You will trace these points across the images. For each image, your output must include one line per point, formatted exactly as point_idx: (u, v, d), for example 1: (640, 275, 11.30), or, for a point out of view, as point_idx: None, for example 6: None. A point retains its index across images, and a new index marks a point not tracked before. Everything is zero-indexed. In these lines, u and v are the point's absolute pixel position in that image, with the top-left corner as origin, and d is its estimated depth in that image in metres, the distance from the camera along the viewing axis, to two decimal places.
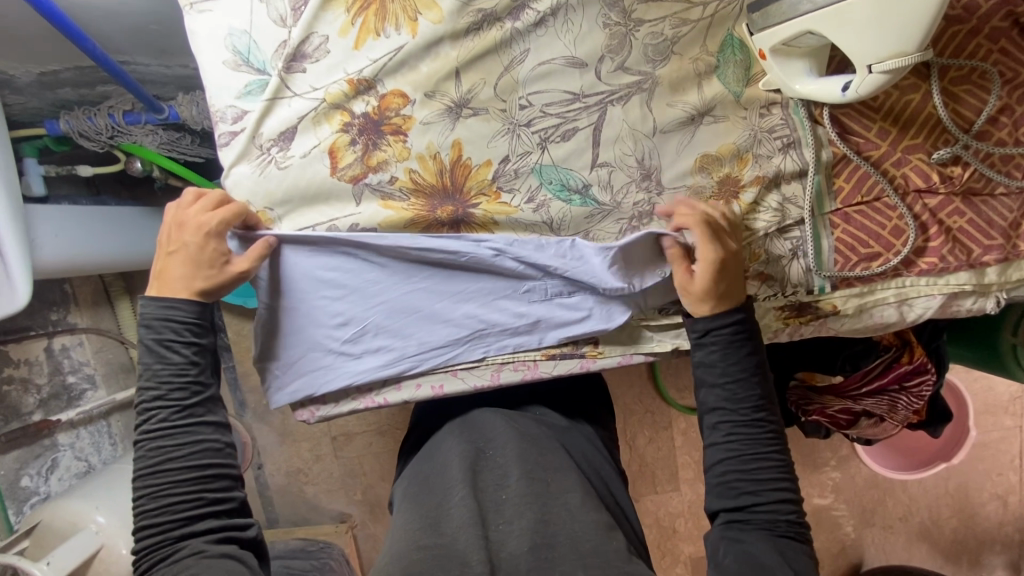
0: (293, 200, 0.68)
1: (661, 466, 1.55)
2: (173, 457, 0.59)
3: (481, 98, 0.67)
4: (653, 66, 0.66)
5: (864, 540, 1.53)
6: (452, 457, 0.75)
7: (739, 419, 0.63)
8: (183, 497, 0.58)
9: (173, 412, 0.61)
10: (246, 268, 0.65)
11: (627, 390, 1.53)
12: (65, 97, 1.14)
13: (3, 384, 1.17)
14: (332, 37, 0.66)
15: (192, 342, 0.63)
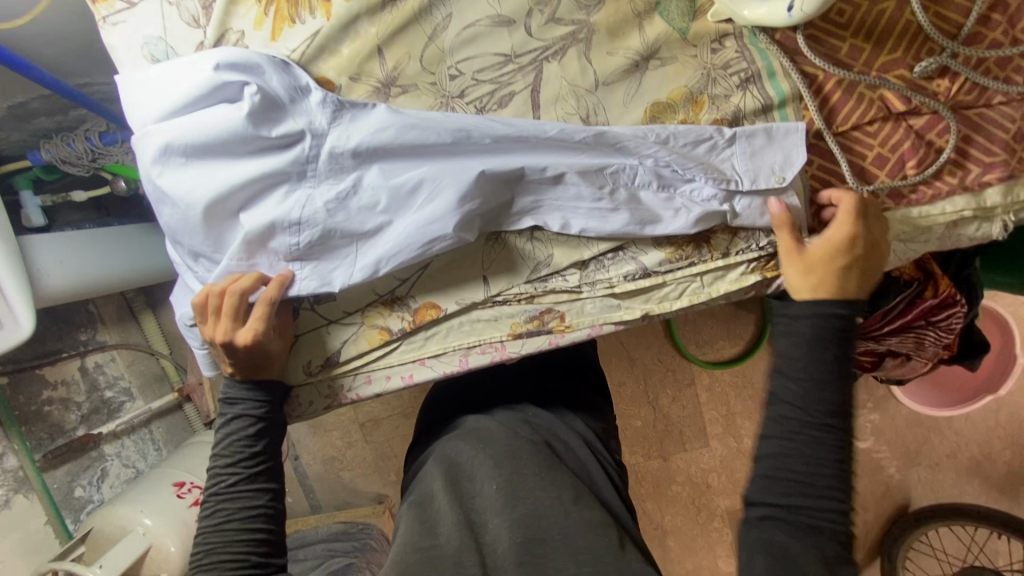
0: (206, 174, 0.63)
1: (686, 424, 1.51)
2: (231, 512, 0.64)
3: (408, 75, 0.63)
4: (587, 12, 0.61)
5: (910, 480, 1.45)
6: (451, 451, 0.78)
7: (809, 418, 0.53)
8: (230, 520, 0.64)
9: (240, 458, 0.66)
10: (250, 336, 0.63)
11: (645, 351, 1.50)
12: (43, 127, 1.18)
13: (44, 406, 1.32)
14: (248, 31, 0.63)
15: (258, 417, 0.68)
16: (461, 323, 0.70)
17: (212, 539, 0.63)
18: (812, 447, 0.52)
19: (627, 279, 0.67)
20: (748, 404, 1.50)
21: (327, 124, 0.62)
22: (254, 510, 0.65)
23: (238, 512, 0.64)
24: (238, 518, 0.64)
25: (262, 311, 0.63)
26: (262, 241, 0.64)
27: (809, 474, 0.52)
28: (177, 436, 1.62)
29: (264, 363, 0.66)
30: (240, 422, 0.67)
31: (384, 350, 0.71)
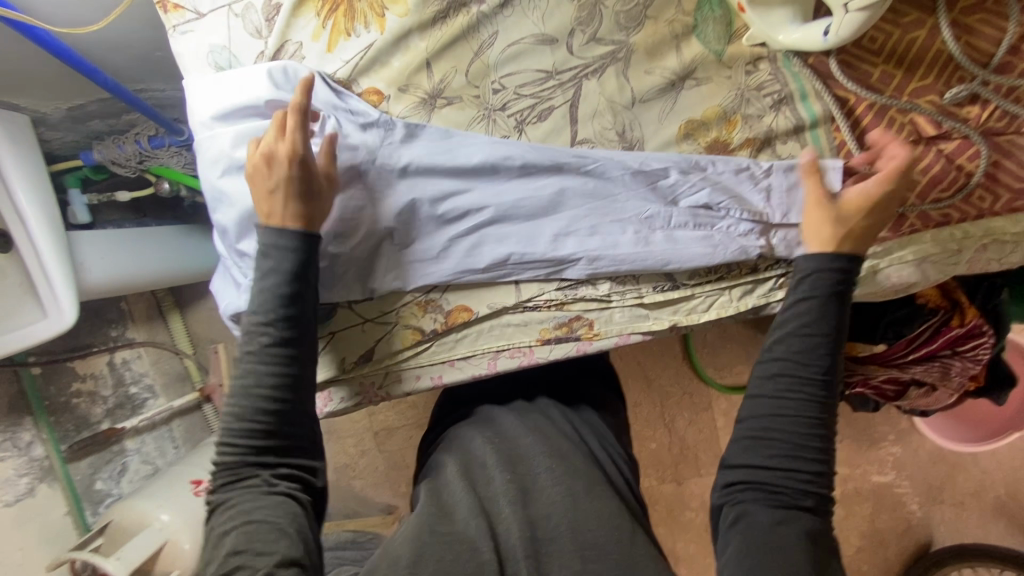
0: None
1: (703, 448, 1.50)
2: (261, 399, 0.56)
3: (453, 87, 0.67)
4: (626, 34, 0.64)
5: (933, 517, 1.41)
6: (468, 447, 0.78)
7: (804, 376, 0.54)
8: (259, 410, 0.56)
9: (273, 341, 0.57)
10: (298, 140, 0.60)
11: (662, 372, 1.50)
12: (96, 129, 1.24)
13: (73, 397, 1.37)
14: (306, 42, 0.67)
15: (290, 294, 0.58)
16: (492, 327, 0.72)
17: (238, 424, 0.56)
18: (799, 424, 0.54)
19: (657, 287, 0.68)
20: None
21: (377, 141, 0.67)
22: (283, 399, 0.57)
23: (265, 398, 0.56)
24: (263, 407, 0.56)
25: (298, 119, 0.60)
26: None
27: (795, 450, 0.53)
28: (194, 435, 1.65)
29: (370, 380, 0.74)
30: (269, 305, 0.57)
31: (415, 350, 0.73)
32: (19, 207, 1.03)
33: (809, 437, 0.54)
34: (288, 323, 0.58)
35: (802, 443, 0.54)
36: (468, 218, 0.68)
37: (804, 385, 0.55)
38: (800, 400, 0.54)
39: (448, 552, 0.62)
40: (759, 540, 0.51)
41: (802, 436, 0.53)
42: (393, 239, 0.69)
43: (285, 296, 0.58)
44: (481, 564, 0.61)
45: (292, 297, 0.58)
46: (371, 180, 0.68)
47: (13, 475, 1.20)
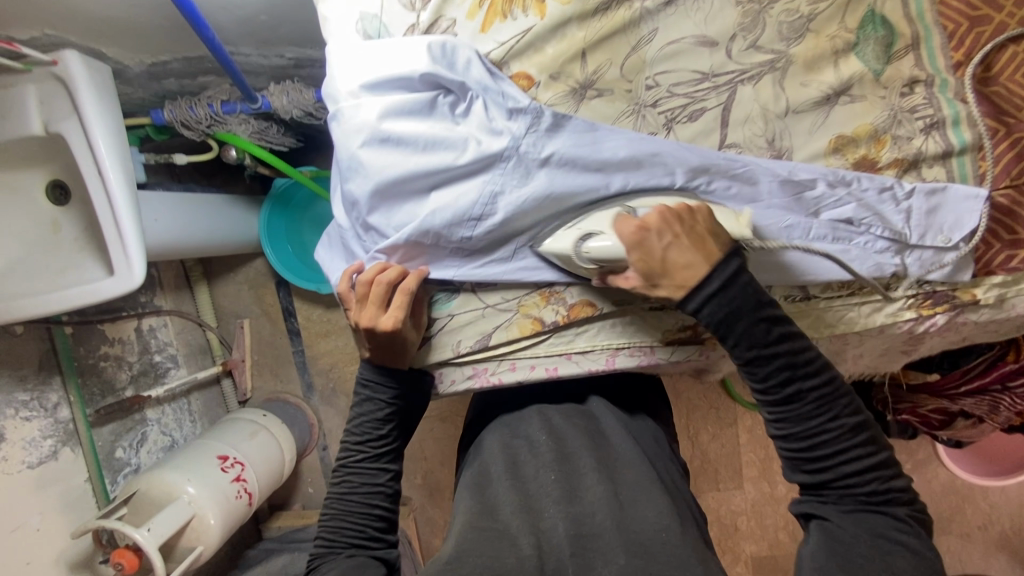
0: (404, 151, 0.66)
1: (724, 464, 1.52)
2: (355, 490, 0.70)
3: (606, 79, 0.67)
4: (787, 44, 0.64)
5: (939, 547, 1.44)
6: (522, 432, 0.76)
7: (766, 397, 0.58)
8: (354, 498, 0.70)
9: (371, 440, 0.71)
10: (392, 325, 0.66)
11: (691, 386, 1.51)
12: (168, 87, 1.20)
13: (100, 360, 1.33)
14: (460, 20, 0.67)
15: (388, 405, 0.71)
16: (612, 323, 0.73)
17: (336, 505, 0.70)
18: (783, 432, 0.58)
19: (786, 300, 0.69)
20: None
21: (524, 130, 0.65)
22: (375, 487, 0.71)
23: (361, 487, 0.71)
24: (361, 493, 0.70)
25: (402, 300, 0.66)
26: (439, 232, 0.68)
27: (806, 420, 0.57)
28: (213, 412, 1.67)
29: (394, 356, 0.70)
30: (370, 405, 0.72)
31: (533, 339, 0.73)
32: (102, 164, 0.98)
33: (780, 414, 0.57)
34: (388, 423, 0.72)
35: (804, 404, 0.57)
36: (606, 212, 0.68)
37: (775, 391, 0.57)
38: (778, 366, 0.56)
39: (489, 546, 0.60)
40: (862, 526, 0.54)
41: (801, 425, 0.56)
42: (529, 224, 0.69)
43: (381, 401, 0.72)
44: (521, 558, 0.58)
45: (388, 408, 0.72)
46: (511, 166, 0.67)
47: (37, 437, 1.14)
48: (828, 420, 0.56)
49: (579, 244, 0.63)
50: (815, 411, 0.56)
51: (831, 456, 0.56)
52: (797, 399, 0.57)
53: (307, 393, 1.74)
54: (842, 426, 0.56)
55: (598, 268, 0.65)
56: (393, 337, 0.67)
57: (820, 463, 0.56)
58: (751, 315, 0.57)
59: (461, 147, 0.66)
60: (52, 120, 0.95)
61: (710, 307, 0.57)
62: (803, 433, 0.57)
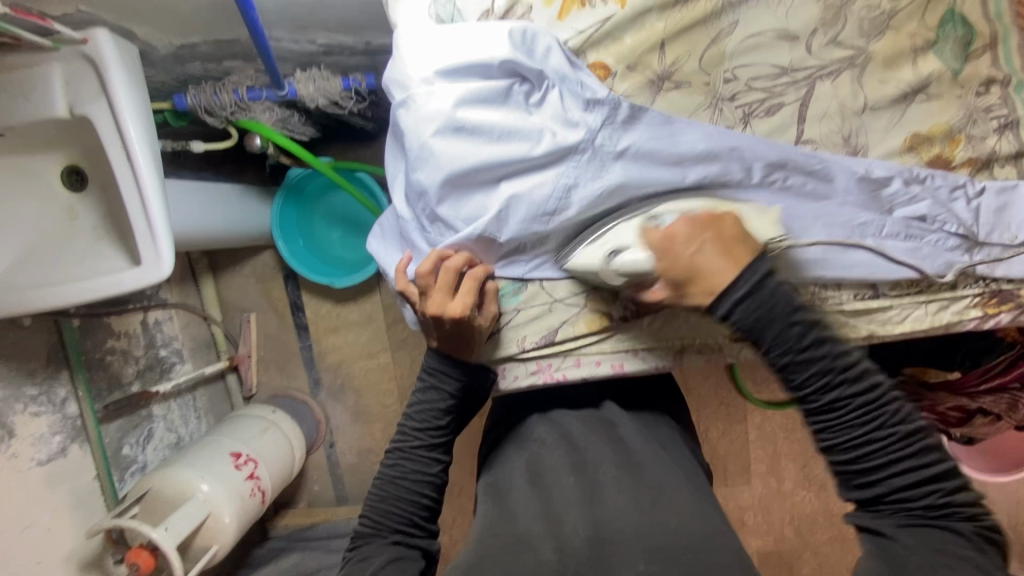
0: (478, 140, 0.64)
1: (732, 459, 1.53)
2: (408, 476, 0.67)
3: (685, 71, 0.66)
4: (867, 40, 0.64)
5: None
6: (535, 447, 0.76)
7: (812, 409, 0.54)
8: (408, 482, 0.66)
9: (433, 426, 0.68)
10: (461, 310, 0.63)
11: (703, 382, 1.52)
12: (191, 71, 1.15)
13: (107, 354, 1.28)
14: (537, 7, 0.65)
15: (453, 395, 0.69)
16: (679, 319, 0.72)
17: (387, 488, 0.66)
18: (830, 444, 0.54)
19: (857, 297, 0.69)
20: (795, 448, 1.53)
21: (603, 121, 0.64)
22: (428, 476, 0.68)
23: (413, 473, 0.67)
24: (412, 479, 0.67)
25: (472, 286, 0.65)
26: (511, 224, 0.66)
27: (850, 431, 0.52)
28: (218, 410, 1.63)
29: (459, 348, 0.67)
30: (435, 393, 0.69)
31: (600, 335, 0.72)
32: (130, 149, 0.93)
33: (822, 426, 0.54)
34: (451, 413, 0.69)
35: (847, 413, 0.53)
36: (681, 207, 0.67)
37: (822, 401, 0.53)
38: (814, 372, 0.53)
39: (510, 552, 0.58)
40: (917, 535, 0.50)
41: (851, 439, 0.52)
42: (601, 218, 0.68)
43: (445, 389, 0.69)
44: (542, 563, 0.56)
45: (453, 398, 0.69)
46: (586, 159, 0.65)
47: (46, 433, 1.09)
48: (883, 429, 0.52)
49: (608, 259, 0.63)
50: (865, 422, 0.52)
51: (881, 468, 0.52)
52: (838, 407, 0.53)
53: (314, 389, 1.70)
54: (894, 436, 0.51)
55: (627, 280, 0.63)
56: (461, 328, 0.65)
57: (873, 478, 0.52)
58: (783, 317, 0.54)
59: (538, 136, 0.64)
60: (77, 102, 0.91)
61: (748, 304, 0.54)
62: (848, 443, 0.53)
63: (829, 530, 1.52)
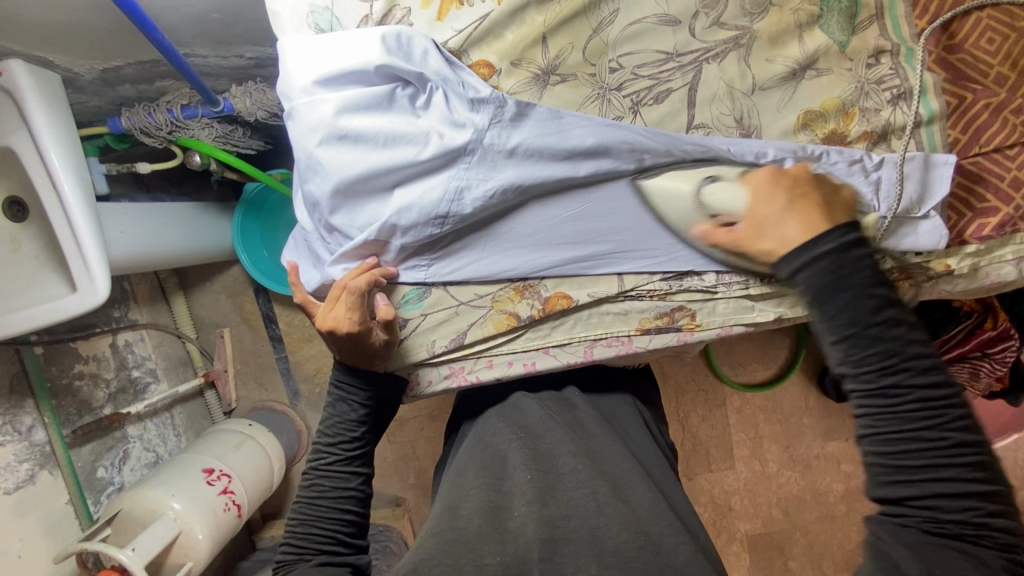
0: (362, 148, 0.64)
1: (715, 443, 1.47)
2: (325, 494, 0.66)
3: (570, 64, 0.65)
4: (750, 20, 0.63)
5: None
6: (494, 442, 0.71)
7: (874, 405, 0.47)
8: (326, 501, 0.66)
9: (343, 442, 0.68)
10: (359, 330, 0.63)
11: (679, 368, 1.46)
12: (124, 94, 1.15)
13: (75, 380, 1.27)
14: (415, 8, 0.64)
15: (362, 406, 0.69)
16: (589, 315, 0.71)
17: (305, 510, 0.65)
18: (888, 439, 0.46)
19: (764, 279, 0.67)
20: (776, 429, 1.47)
21: (488, 122, 0.63)
22: (347, 491, 0.67)
23: (332, 490, 0.66)
24: (331, 497, 0.66)
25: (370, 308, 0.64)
26: (404, 230, 0.66)
27: (900, 423, 0.46)
28: (197, 423, 1.62)
29: (362, 359, 0.67)
30: (345, 406, 0.69)
31: (509, 335, 0.71)
32: (55, 174, 0.93)
33: (876, 415, 0.47)
34: (363, 425, 0.69)
35: (904, 405, 0.46)
36: (577, 201, 0.66)
37: (881, 398, 0.46)
38: (872, 353, 0.47)
39: (454, 551, 0.53)
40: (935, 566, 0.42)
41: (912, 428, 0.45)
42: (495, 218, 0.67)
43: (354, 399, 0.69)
44: (484, 566, 0.52)
45: (363, 409, 0.69)
46: (476, 160, 0.64)
47: (12, 462, 1.09)
48: (936, 430, 0.45)
49: (701, 186, 0.61)
50: (926, 415, 0.45)
51: (924, 470, 0.45)
52: (892, 396, 0.46)
53: (293, 399, 1.70)
54: (945, 440, 0.45)
55: (708, 219, 0.61)
56: (358, 341, 0.64)
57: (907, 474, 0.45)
58: (861, 288, 0.47)
59: (422, 141, 0.64)
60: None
61: (825, 263, 0.49)
62: (894, 435, 0.46)
63: (818, 510, 1.46)
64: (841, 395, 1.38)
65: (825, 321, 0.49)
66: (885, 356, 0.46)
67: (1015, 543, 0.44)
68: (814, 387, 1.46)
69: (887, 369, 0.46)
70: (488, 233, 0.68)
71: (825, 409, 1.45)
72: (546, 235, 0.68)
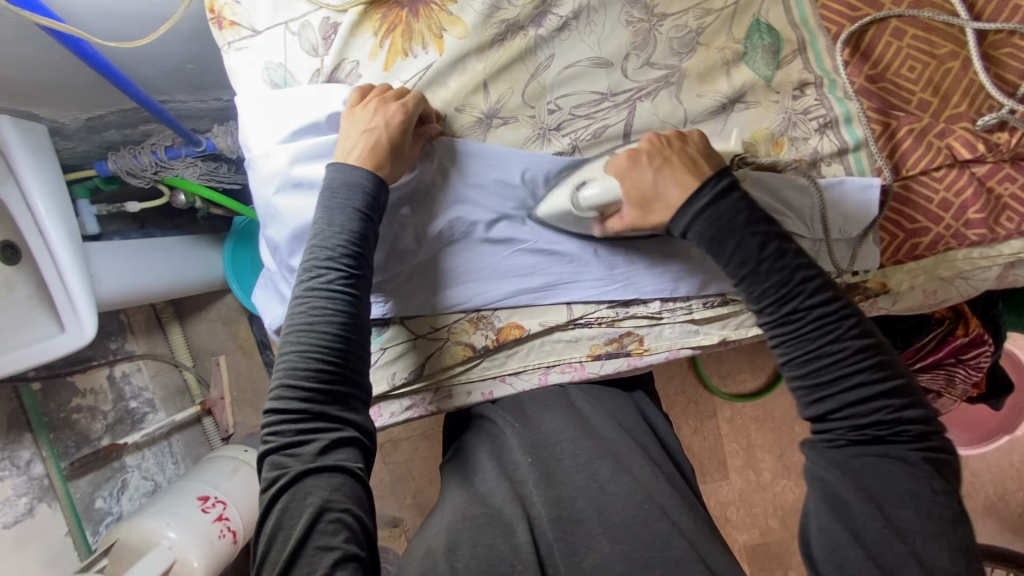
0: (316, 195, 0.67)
1: (708, 455, 1.38)
2: (306, 418, 0.51)
3: (510, 107, 0.68)
4: (679, 59, 0.67)
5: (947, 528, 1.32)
6: (490, 425, 0.68)
7: (768, 321, 0.52)
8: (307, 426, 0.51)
9: (316, 347, 0.52)
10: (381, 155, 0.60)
11: (667, 380, 1.38)
12: (110, 139, 1.19)
13: (72, 412, 1.22)
14: (363, 61, 0.68)
15: (340, 299, 0.54)
16: (543, 345, 0.73)
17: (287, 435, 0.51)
18: (800, 354, 0.51)
19: (705, 303, 0.71)
20: (769, 438, 1.38)
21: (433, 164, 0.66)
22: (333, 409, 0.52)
23: (314, 412, 0.51)
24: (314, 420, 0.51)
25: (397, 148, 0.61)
26: None
27: (805, 343, 0.51)
28: (195, 450, 1.48)
29: (380, 155, 0.60)
30: (319, 306, 0.54)
31: (466, 365, 0.73)
32: (42, 223, 0.98)
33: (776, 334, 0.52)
34: (341, 327, 0.54)
35: (804, 325, 0.51)
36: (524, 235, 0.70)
37: (778, 323, 0.52)
38: (766, 287, 0.52)
39: (483, 535, 0.51)
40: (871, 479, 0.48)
41: (814, 346, 0.50)
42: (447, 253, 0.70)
43: (340, 296, 0.54)
44: (508, 551, 0.51)
45: (341, 305, 0.54)
46: None
47: (10, 496, 1.05)
48: (836, 343, 0.50)
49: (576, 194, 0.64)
50: (818, 326, 0.51)
51: (835, 383, 0.50)
52: (797, 317, 0.51)
53: None
54: (846, 350, 0.50)
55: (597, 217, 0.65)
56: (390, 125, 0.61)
57: (823, 391, 0.50)
58: (743, 229, 0.53)
59: None
60: None
61: (704, 221, 0.55)
62: (800, 357, 0.51)
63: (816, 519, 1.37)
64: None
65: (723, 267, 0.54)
66: (782, 284, 0.52)
67: (929, 430, 0.49)
68: None
69: (782, 295, 0.52)
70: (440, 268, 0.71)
71: None
72: (497, 269, 0.71)
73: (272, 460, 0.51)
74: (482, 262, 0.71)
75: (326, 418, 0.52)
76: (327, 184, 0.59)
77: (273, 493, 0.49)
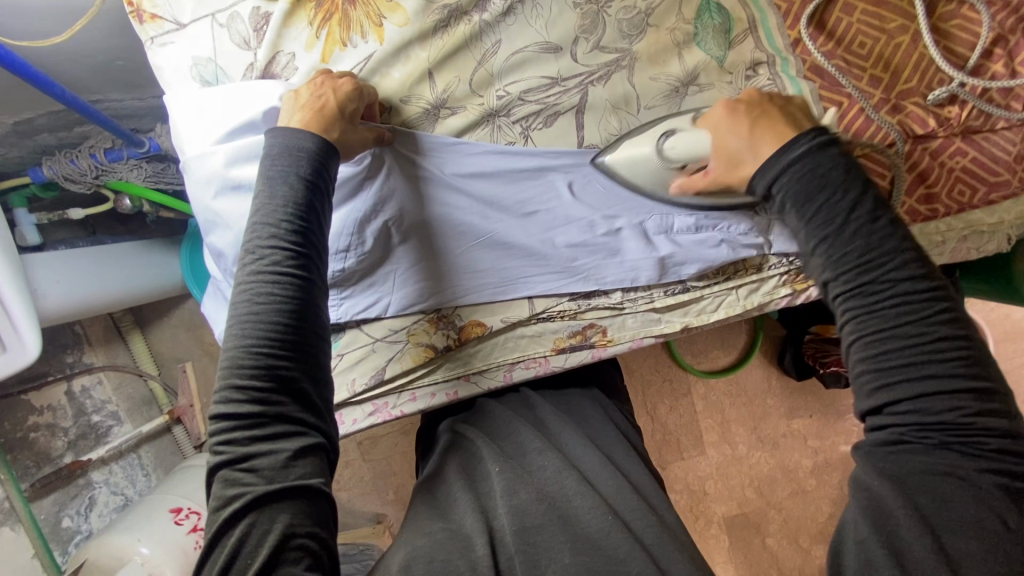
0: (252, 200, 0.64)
1: (684, 432, 1.39)
2: (264, 420, 0.45)
3: (457, 96, 0.65)
4: (630, 42, 0.65)
5: None
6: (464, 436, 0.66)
7: (863, 295, 0.47)
8: (264, 429, 0.45)
9: (268, 339, 0.45)
10: (333, 117, 0.56)
11: (642, 361, 1.39)
12: (45, 143, 1.10)
13: (28, 432, 1.09)
14: (299, 53, 0.64)
15: (291, 284, 0.47)
16: (505, 340, 0.71)
17: (241, 440, 0.44)
18: (885, 329, 0.46)
19: (666, 291, 0.71)
20: (742, 412, 1.40)
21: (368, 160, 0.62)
22: (292, 409, 0.46)
23: (270, 413, 0.45)
24: (272, 422, 0.45)
25: (346, 119, 0.57)
26: None
27: (885, 318, 0.46)
28: (167, 461, 1.34)
29: (323, 120, 0.55)
30: (270, 292, 0.47)
31: (428, 366, 0.71)
32: None
33: (861, 307, 0.47)
34: (297, 315, 0.47)
35: (883, 300, 0.46)
36: (477, 230, 0.67)
37: (864, 295, 0.47)
38: (848, 253, 0.47)
39: (444, 550, 0.50)
40: (924, 489, 0.43)
41: (916, 328, 0.45)
42: (397, 249, 0.67)
43: (289, 280, 0.47)
44: (473, 564, 0.49)
45: (294, 289, 0.47)
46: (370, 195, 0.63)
47: None
48: (917, 326, 0.45)
49: (661, 142, 0.63)
50: (904, 308, 0.45)
51: (910, 367, 0.45)
52: (877, 290, 0.46)
53: None
54: (929, 334, 0.44)
55: (681, 171, 0.64)
56: (340, 101, 0.57)
57: (896, 373, 0.45)
58: (835, 185, 0.49)
59: None
60: None
61: (796, 169, 0.50)
62: (880, 333, 0.46)
63: (789, 487, 1.39)
64: (801, 373, 1.35)
65: (804, 223, 0.50)
66: (871, 256, 0.47)
67: (1009, 448, 0.43)
68: (775, 367, 1.41)
69: (868, 266, 0.47)
70: (394, 266, 0.67)
71: (787, 388, 1.40)
72: (454, 264, 0.68)
73: (225, 476, 0.44)
74: (437, 258, 0.68)
75: (283, 422, 0.46)
76: (266, 155, 0.52)
77: (227, 516, 0.43)
